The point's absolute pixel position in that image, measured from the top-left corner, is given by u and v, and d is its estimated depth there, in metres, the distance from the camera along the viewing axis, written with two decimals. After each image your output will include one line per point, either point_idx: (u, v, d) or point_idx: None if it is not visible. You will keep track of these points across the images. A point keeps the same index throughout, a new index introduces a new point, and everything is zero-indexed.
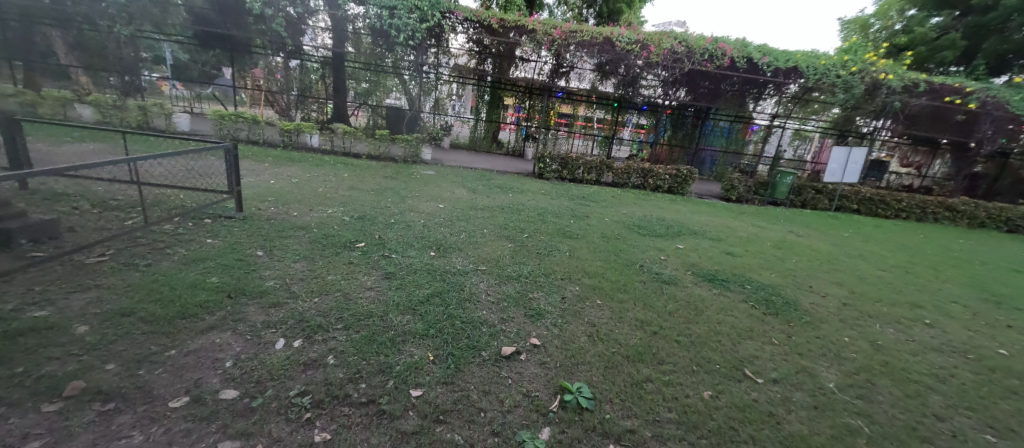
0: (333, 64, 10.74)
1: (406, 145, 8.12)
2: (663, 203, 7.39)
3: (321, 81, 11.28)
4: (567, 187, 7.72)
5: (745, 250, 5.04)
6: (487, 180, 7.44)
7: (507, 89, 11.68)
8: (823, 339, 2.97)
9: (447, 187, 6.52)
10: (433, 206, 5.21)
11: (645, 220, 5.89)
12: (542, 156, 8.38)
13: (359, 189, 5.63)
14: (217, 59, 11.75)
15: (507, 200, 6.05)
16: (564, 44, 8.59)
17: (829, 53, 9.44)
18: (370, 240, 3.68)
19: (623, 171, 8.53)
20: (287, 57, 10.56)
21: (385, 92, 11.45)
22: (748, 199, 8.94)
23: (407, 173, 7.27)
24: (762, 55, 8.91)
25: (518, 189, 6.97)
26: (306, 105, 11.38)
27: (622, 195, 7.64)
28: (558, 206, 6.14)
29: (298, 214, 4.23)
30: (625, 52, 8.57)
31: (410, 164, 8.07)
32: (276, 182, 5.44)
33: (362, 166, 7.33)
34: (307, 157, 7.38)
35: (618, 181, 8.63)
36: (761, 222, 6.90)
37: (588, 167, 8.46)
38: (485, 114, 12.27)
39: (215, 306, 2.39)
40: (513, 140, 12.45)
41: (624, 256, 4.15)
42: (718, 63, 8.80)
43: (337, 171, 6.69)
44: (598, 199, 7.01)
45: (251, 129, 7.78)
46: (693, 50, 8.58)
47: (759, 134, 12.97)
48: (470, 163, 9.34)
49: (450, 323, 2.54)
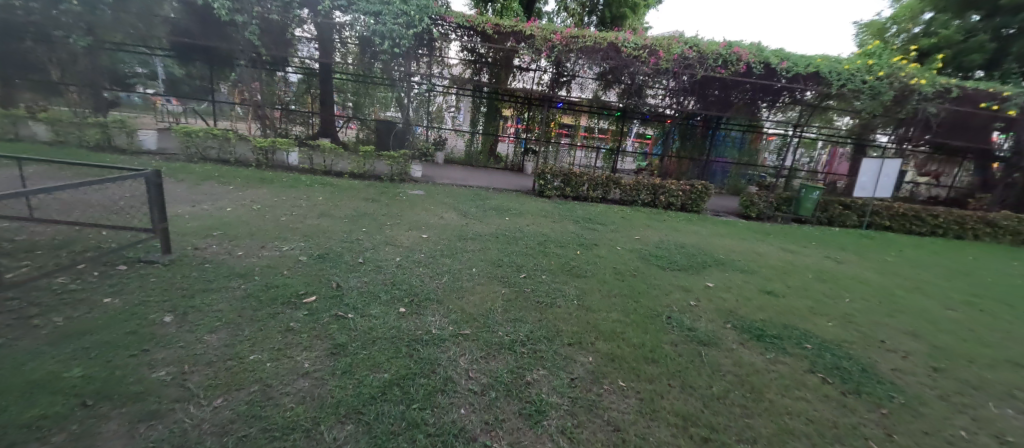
0: (319, 76, 10.25)
1: (393, 162, 7.41)
2: (678, 224, 6.59)
3: (308, 94, 10.73)
4: (571, 207, 6.95)
5: (786, 286, 4.21)
6: (481, 201, 6.69)
7: (504, 99, 11.01)
8: (937, 436, 2.11)
9: (435, 210, 5.76)
10: (415, 236, 4.44)
11: (663, 248, 5.08)
12: (543, 172, 7.63)
13: (332, 215, 4.89)
14: (201, 72, 11.21)
15: (502, 226, 5.28)
16: (565, 52, 7.89)
17: (851, 57, 8.74)
18: (323, 292, 2.88)
19: (632, 187, 7.75)
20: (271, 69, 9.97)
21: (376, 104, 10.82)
22: (769, 216, 8.13)
23: (392, 194, 6.53)
24: (781, 60, 8.19)
25: (516, 211, 6.21)
26: (292, 119, 10.76)
27: (632, 215, 6.86)
28: (561, 231, 5.35)
29: (244, 253, 3.47)
30: (631, 59, 7.84)
31: (397, 183, 7.35)
32: (236, 208, 4.72)
33: (342, 186, 6.61)
34: (282, 177, 6.68)
35: (625, 198, 7.83)
36: (791, 246, 6.08)
37: (592, 184, 7.68)
38: (482, 126, 11.50)
39: (52, 426, 1.53)
40: (512, 153, 11.65)
41: (646, 303, 3.33)
42: (733, 69, 8.06)
43: (313, 193, 5.97)
44: (605, 221, 6.23)
45: (222, 147, 7.07)
46: (706, 55, 7.86)
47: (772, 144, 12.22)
48: (463, 179, 8.61)
49: (410, 440, 1.69)
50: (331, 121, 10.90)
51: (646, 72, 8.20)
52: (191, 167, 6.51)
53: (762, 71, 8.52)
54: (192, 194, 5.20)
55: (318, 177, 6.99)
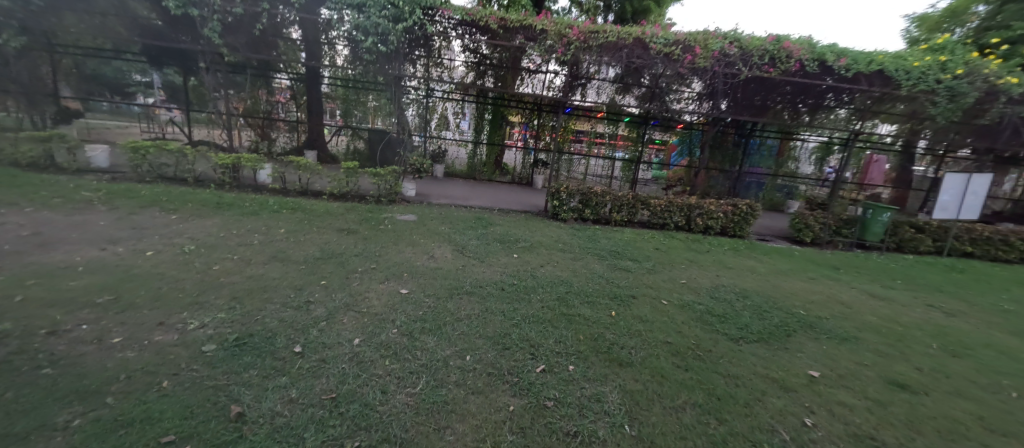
0: (309, 81, 9.37)
1: (379, 180, 6.26)
2: (726, 258, 5.33)
3: (295, 103, 9.75)
4: (592, 236, 5.74)
5: (916, 371, 2.93)
6: (482, 229, 5.52)
7: (511, 105, 9.83)
8: None
9: (425, 245, 4.60)
10: (391, 292, 3.28)
11: (723, 301, 3.83)
12: (556, 190, 6.42)
13: (288, 258, 3.75)
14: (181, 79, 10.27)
15: (509, 269, 4.10)
16: (581, 50, 6.66)
17: (913, 52, 7.55)
18: (203, 433, 1.67)
19: (662, 208, 6.49)
20: (253, 73, 8.99)
21: (368, 112, 9.73)
22: (826, 241, 6.85)
23: (376, 221, 5.40)
24: (838, 57, 6.92)
25: (525, 243, 5.03)
26: (276, 130, 9.72)
27: (667, 245, 5.62)
28: (586, 275, 4.14)
29: (123, 340, 2.30)
30: (661, 57, 6.57)
31: (385, 206, 6.22)
32: (161, 252, 3.61)
33: (316, 212, 5.49)
34: (246, 200, 5.58)
35: (656, 222, 6.56)
36: (876, 289, 4.78)
37: (616, 205, 6.45)
38: (486, 134, 10.24)
39: None
40: (520, 163, 10.38)
41: (744, 429, 2.06)
42: (783, 68, 6.80)
43: (275, 223, 4.85)
44: (637, 256, 5.00)
45: (178, 164, 5.96)
46: (750, 51, 6.61)
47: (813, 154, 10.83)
48: (466, 198, 7.45)
49: None
50: (320, 131, 9.85)
51: (675, 75, 7.08)
52: (137, 191, 5.43)
53: (816, 70, 7.21)
54: (117, 229, 4.10)
55: (291, 199, 5.91)
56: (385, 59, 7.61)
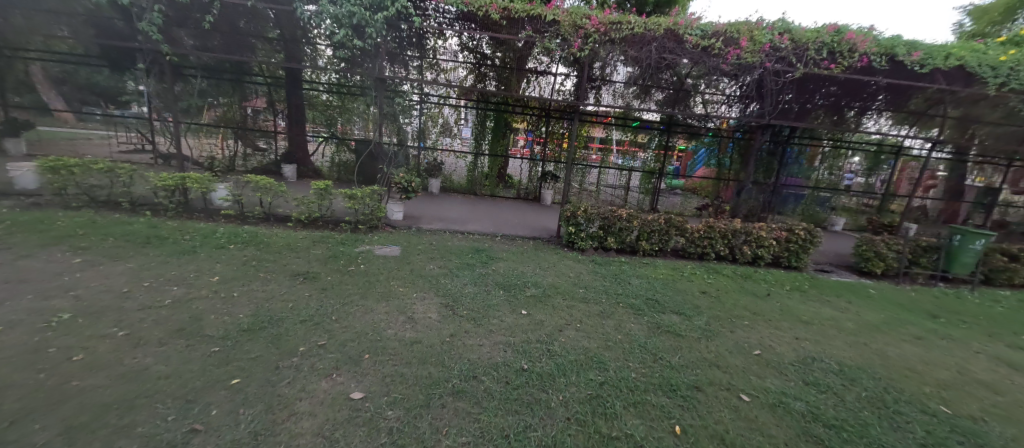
0: (289, 83, 8.39)
1: (355, 202, 5.15)
2: (796, 308, 4.12)
3: (273, 110, 8.69)
4: (618, 274, 4.56)
5: None
6: (481, 268, 4.39)
7: (515, 111, 8.69)
8: None
9: (403, 297, 3.47)
10: (333, 400, 2.11)
11: (829, 393, 2.62)
12: (571, 214, 5.28)
13: (202, 332, 2.62)
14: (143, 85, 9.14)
15: (515, 338, 2.94)
16: (602, 45, 5.48)
17: (992, 44, 6.32)
18: None
19: (700, 234, 5.32)
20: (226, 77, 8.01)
21: (355, 120, 8.66)
22: (902, 273, 5.59)
23: (348, 258, 4.30)
24: (910, 51, 5.74)
25: (535, 290, 3.89)
26: (251, 141, 8.66)
27: (715, 287, 4.43)
28: (622, 348, 2.96)
29: None
30: (698, 52, 5.42)
31: (363, 234, 5.12)
32: (14, 326, 2.49)
33: (274, 246, 4.41)
34: (188, 232, 4.49)
35: (694, 251, 5.39)
36: (1009, 352, 3.55)
37: (645, 232, 5.29)
38: (487, 143, 9.07)
39: None
40: (526, 173, 9.15)
41: None
42: (846, 64, 5.60)
43: (212, 266, 3.74)
44: (683, 306, 3.81)
45: (111, 186, 4.89)
46: (805, 44, 5.44)
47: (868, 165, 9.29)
48: (464, 219, 6.35)
49: None
50: (302, 141, 8.79)
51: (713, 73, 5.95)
52: (51, 222, 4.34)
53: (887, 66, 5.95)
54: None
55: (249, 228, 4.84)
56: (371, 57, 6.58)
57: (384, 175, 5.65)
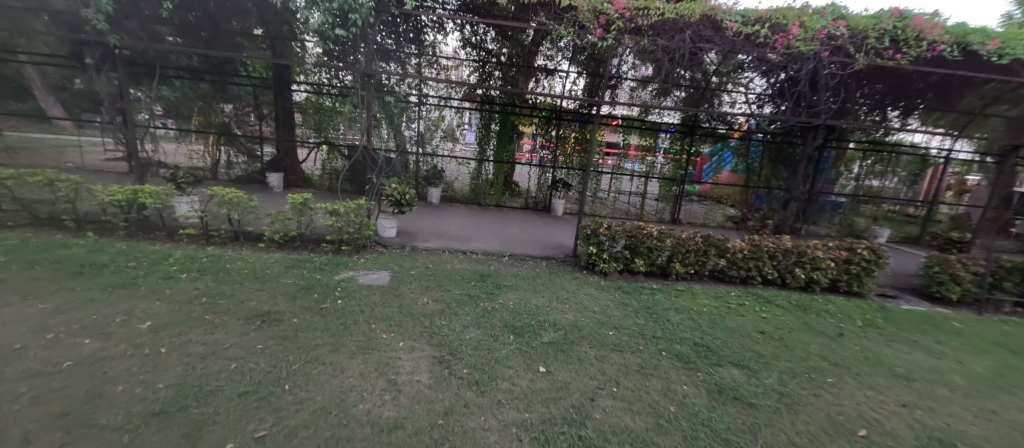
0: (277, 85, 7.73)
1: (338, 219, 4.39)
2: (884, 354, 3.26)
3: (257, 113, 7.94)
4: (654, 306, 3.74)
5: None
6: (486, 301, 3.59)
7: (522, 114, 7.95)
8: None
9: (385, 348, 2.69)
10: None
11: None
12: (591, 232, 4.49)
13: (92, 416, 1.82)
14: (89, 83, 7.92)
15: (534, 417, 2.13)
16: (627, 34, 4.66)
17: None
18: None
19: (743, 254, 4.50)
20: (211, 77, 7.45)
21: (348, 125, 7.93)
22: (985, 300, 4.71)
23: (323, 289, 3.52)
24: (985, 39, 4.88)
25: (554, 334, 3.09)
26: (234, 147, 7.92)
27: (775, 324, 3.60)
28: (683, 431, 2.11)
29: None
30: (739, 40, 4.59)
31: (347, 257, 4.36)
32: None
33: (236, 275, 3.64)
34: (135, 258, 3.74)
35: (736, 274, 4.57)
36: None
37: (680, 253, 4.47)
38: (492, 149, 8.24)
39: None
40: (535, 180, 8.27)
41: None
42: (914, 53, 4.75)
43: (148, 305, 2.97)
44: (744, 355, 2.97)
45: (53, 202, 4.17)
46: (864, 31, 4.62)
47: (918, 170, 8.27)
48: (467, 234, 5.58)
49: None
50: (290, 147, 8.06)
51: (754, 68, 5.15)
52: None
53: (961, 57, 5.06)
54: None
55: (213, 251, 4.11)
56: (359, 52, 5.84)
57: (372, 186, 4.87)
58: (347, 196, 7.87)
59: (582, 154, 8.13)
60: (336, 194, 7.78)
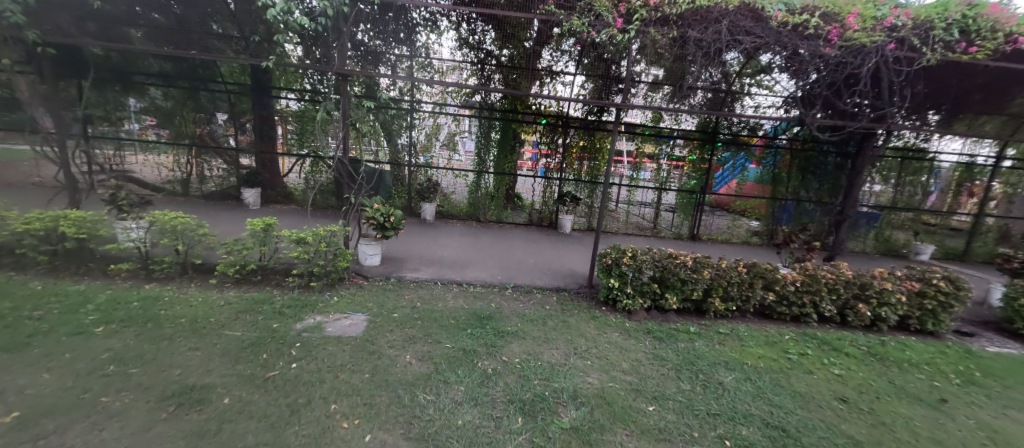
0: (256, 92, 7.07)
1: (306, 250, 3.62)
2: (1012, 431, 2.46)
3: (235, 124, 7.22)
4: (697, 362, 2.95)
5: None
6: (485, 359, 2.81)
7: (524, 121, 7.21)
8: None
9: (341, 447, 1.89)
10: None
11: None
12: (611, 263, 3.74)
13: None
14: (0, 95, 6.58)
15: None
16: (652, 26, 3.86)
17: None
18: None
19: (794, 286, 3.73)
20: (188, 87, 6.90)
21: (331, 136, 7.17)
22: None
23: (275, 345, 2.75)
24: None
25: (576, 413, 2.29)
26: (207, 160, 7.18)
27: (854, 386, 2.80)
28: None
29: None
30: (785, 33, 3.82)
31: (316, 295, 3.58)
32: None
33: (167, 327, 2.88)
34: (44, 304, 2.99)
35: (788, 310, 3.79)
36: None
37: (720, 286, 3.67)
38: (492, 159, 7.42)
39: None
40: (539, 192, 7.48)
41: None
42: (990, 46, 3.98)
43: (27, 378, 2.20)
44: (838, 444, 2.17)
45: None
46: (928, 22, 3.86)
47: (963, 180, 7.48)
48: (464, 260, 4.85)
49: None
50: (271, 159, 7.35)
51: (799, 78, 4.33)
52: None
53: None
54: None
55: (150, 293, 3.35)
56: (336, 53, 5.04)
57: (349, 205, 4.09)
58: (324, 214, 6.98)
59: (591, 164, 7.37)
60: (306, 213, 6.80)
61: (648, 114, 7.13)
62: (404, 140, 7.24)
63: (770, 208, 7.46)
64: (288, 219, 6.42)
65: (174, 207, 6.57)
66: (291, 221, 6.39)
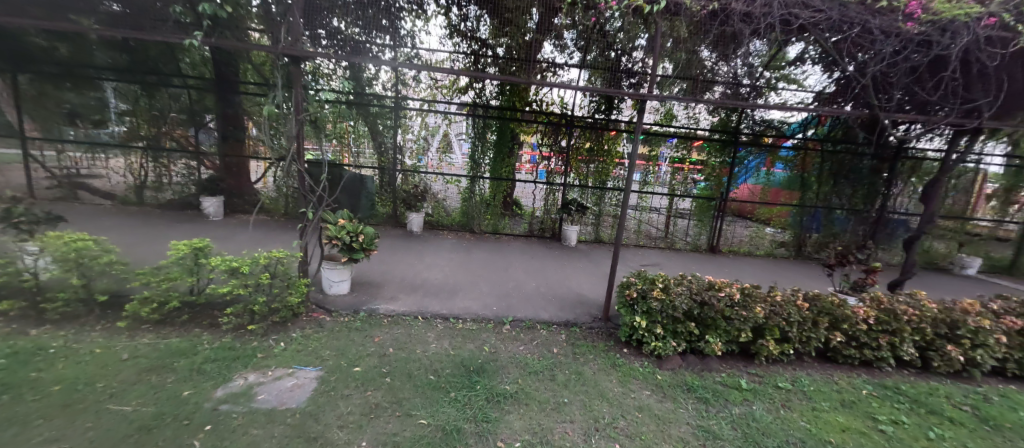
0: (221, 88, 6.29)
1: (241, 283, 2.76)
2: None
3: (195, 123, 6.40)
4: (765, 442, 2.13)
5: None
6: (472, 445, 1.98)
7: (524, 120, 6.41)
8: None
9: None
10: None
11: None
12: (635, 298, 2.95)
13: None
14: None
15: None
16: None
17: None
18: None
19: (868, 325, 2.95)
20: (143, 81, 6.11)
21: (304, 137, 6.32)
22: None
23: (171, 430, 1.92)
24: None
25: None
26: (165, 164, 6.36)
27: None
28: None
29: None
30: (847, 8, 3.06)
31: (256, 341, 2.76)
32: None
33: (22, 399, 2.03)
34: None
35: (857, 354, 3.01)
36: None
37: (776, 327, 2.88)
38: (488, 163, 6.59)
39: None
40: (541, 199, 6.67)
41: None
42: None
43: None
44: None
45: None
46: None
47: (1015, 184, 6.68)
48: (452, 284, 4.06)
49: None
50: (239, 163, 6.57)
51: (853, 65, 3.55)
52: None
53: None
54: None
55: (30, 342, 2.53)
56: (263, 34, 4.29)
57: (305, 222, 3.24)
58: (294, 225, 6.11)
59: (598, 167, 6.59)
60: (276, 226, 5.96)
61: (658, 112, 6.47)
62: (390, 140, 6.44)
63: (799, 216, 6.68)
64: (245, 233, 5.51)
65: (122, 218, 5.72)
66: (246, 235, 5.48)
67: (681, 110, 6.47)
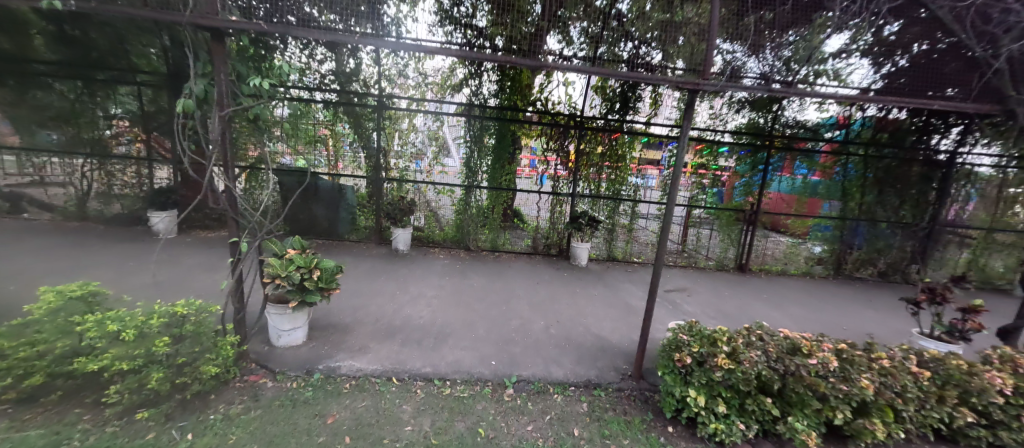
0: (179, 85, 5.49)
1: (119, 347, 1.85)
2: None
3: (148, 126, 5.59)
4: None
5: None
6: None
7: (527, 121, 5.59)
8: None
9: None
10: None
11: None
12: (687, 361, 2.10)
13: None
14: None
15: None
16: None
17: None
18: None
19: (1010, 400, 2.14)
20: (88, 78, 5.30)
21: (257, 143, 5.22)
22: None
23: None
24: None
25: None
26: (116, 173, 5.54)
27: None
28: None
29: None
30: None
31: (153, 432, 1.93)
32: None
33: None
34: None
35: (990, 436, 2.19)
36: None
37: (888, 406, 2.04)
38: (485, 169, 5.77)
39: None
40: (546, 210, 5.86)
41: None
42: None
43: None
44: None
45: None
46: None
47: None
48: (440, 327, 3.23)
49: None
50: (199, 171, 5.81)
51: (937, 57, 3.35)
52: None
53: None
54: None
55: None
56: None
57: (238, 254, 2.39)
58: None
59: (611, 174, 5.80)
60: None
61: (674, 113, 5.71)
62: (373, 143, 5.60)
63: (838, 229, 5.92)
64: (200, 253, 4.68)
65: (58, 236, 4.89)
66: (196, 260, 4.47)
67: (702, 108, 5.71)
